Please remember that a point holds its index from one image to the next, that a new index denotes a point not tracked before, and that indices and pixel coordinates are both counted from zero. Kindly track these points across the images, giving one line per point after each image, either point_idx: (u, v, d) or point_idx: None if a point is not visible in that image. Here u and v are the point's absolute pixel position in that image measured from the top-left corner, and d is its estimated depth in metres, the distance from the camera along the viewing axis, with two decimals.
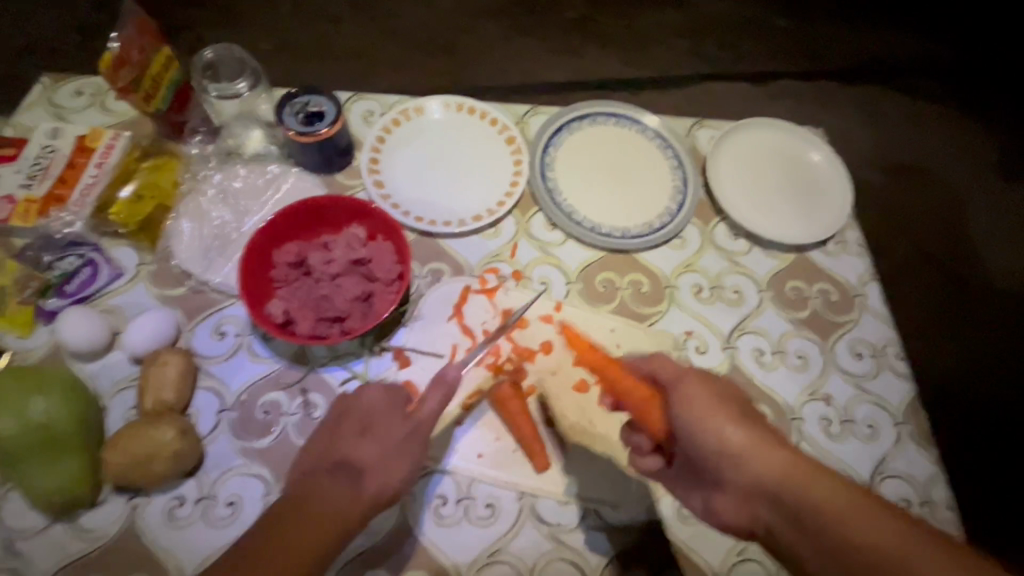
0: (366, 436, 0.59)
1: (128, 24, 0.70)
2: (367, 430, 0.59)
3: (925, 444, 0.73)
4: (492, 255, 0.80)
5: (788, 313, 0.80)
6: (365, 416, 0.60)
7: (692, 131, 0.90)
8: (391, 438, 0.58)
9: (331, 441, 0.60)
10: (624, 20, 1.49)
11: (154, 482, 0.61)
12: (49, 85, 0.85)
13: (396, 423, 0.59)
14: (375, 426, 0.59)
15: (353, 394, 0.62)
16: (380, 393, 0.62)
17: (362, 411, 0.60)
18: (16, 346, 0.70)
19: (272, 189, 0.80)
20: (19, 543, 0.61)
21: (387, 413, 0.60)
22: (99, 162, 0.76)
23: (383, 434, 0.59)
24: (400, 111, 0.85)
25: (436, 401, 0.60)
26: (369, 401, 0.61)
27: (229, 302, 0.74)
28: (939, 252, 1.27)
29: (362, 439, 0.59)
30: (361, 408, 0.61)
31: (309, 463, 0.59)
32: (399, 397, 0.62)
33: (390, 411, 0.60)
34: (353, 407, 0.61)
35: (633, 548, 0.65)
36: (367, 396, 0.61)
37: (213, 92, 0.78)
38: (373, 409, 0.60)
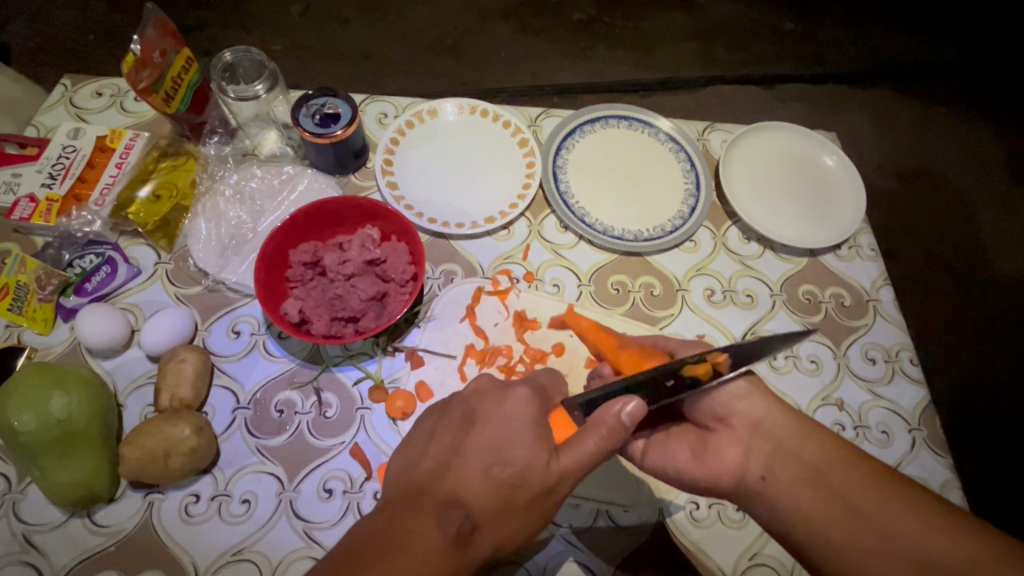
0: (495, 469, 0.52)
1: (150, 25, 0.71)
2: (496, 465, 0.52)
3: (939, 450, 0.73)
4: (504, 257, 0.80)
5: (801, 317, 0.80)
6: (501, 444, 0.53)
7: (703, 135, 0.91)
8: (527, 485, 0.51)
9: (451, 464, 0.53)
10: (634, 23, 1.50)
11: (170, 478, 0.62)
12: (69, 86, 0.87)
13: (539, 465, 0.52)
14: (512, 460, 0.52)
15: (498, 408, 0.55)
16: (525, 410, 0.55)
17: (498, 435, 0.54)
18: (35, 343, 0.70)
19: (288, 189, 0.81)
20: (37, 538, 0.62)
21: (533, 447, 0.52)
22: (119, 162, 0.78)
23: (513, 473, 0.52)
24: (413, 113, 0.86)
25: (594, 443, 0.52)
26: (509, 423, 0.54)
27: (245, 301, 0.75)
28: (952, 256, 1.26)
29: (488, 475, 0.52)
30: (502, 430, 0.54)
31: (423, 483, 0.52)
32: (543, 424, 0.55)
33: (536, 443, 0.53)
34: (485, 430, 0.54)
35: (645, 550, 0.65)
36: (508, 412, 0.55)
37: (231, 93, 0.76)
38: (511, 436, 0.53)
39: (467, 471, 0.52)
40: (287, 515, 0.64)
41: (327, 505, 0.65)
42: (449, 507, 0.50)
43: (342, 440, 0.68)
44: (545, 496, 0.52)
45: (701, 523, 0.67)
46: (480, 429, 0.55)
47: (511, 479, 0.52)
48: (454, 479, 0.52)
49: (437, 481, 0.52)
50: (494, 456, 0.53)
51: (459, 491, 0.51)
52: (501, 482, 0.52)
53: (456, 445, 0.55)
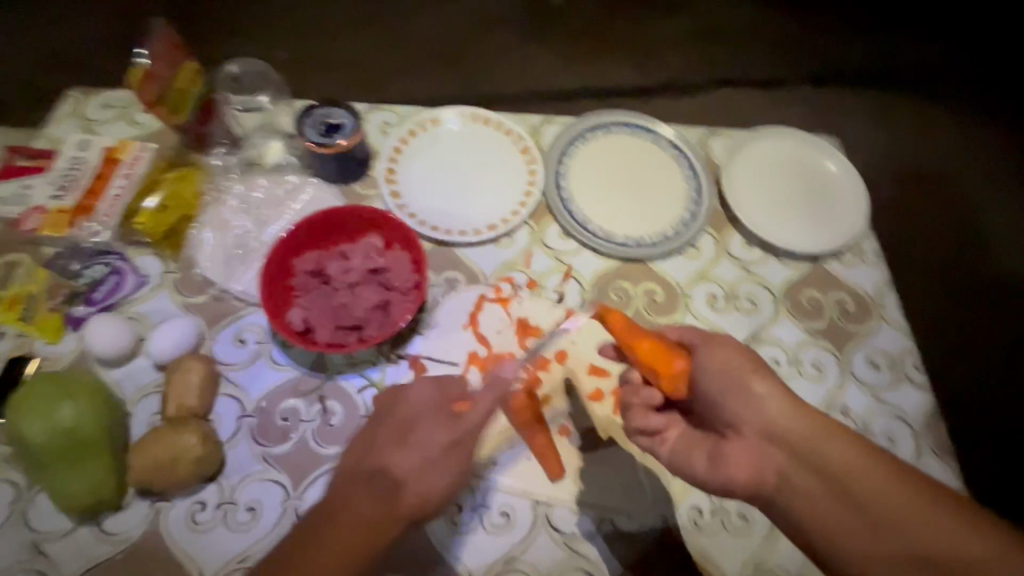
0: (408, 439, 0.58)
1: (158, 40, 0.73)
2: (407, 434, 0.58)
3: (945, 456, 0.73)
4: (507, 264, 0.80)
5: (804, 322, 0.80)
6: (409, 418, 0.59)
7: (706, 141, 0.91)
8: (430, 446, 0.57)
9: (371, 444, 0.59)
10: (635, 27, 1.50)
11: (176, 487, 0.63)
12: (77, 99, 0.88)
13: (439, 429, 0.58)
14: (417, 429, 0.58)
15: (402, 391, 0.62)
16: (429, 390, 0.61)
17: (406, 413, 0.60)
18: (44, 352, 0.71)
19: (292, 199, 0.82)
20: (46, 545, 0.63)
21: (433, 416, 0.59)
22: (126, 172, 0.79)
23: (425, 440, 0.57)
24: (416, 122, 0.87)
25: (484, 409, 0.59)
26: (414, 402, 0.60)
27: (250, 310, 0.75)
28: (957, 259, 1.25)
29: (403, 446, 0.58)
30: (413, 407, 0.60)
31: (352, 462, 0.59)
32: (446, 396, 0.61)
33: (434, 414, 0.59)
34: (397, 409, 0.61)
35: (648, 558, 0.65)
36: (415, 393, 0.61)
37: None
38: (418, 413, 0.60)
39: (383, 443, 0.59)
40: (292, 523, 0.65)
41: None
42: (376, 477, 0.57)
43: (346, 447, 0.68)
44: (458, 452, 0.58)
45: (704, 531, 0.67)
46: (399, 406, 0.61)
47: (418, 445, 0.57)
48: (376, 453, 0.58)
49: (365, 456, 0.59)
50: (401, 431, 0.59)
51: (382, 463, 0.57)
52: (414, 447, 0.57)
53: (381, 420, 0.61)
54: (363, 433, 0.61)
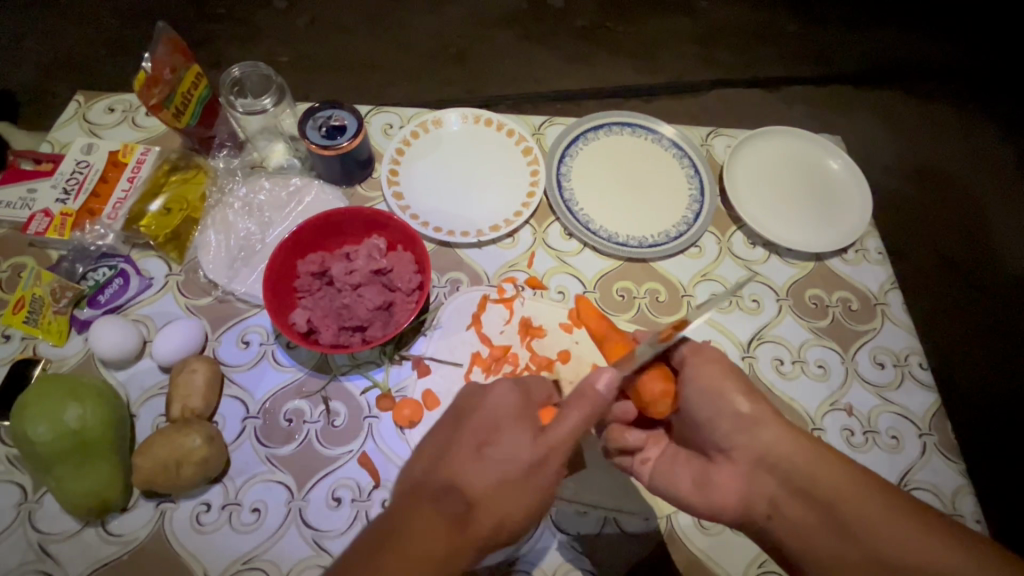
0: (486, 451, 0.55)
1: (160, 44, 0.73)
2: (487, 447, 0.55)
3: (950, 455, 0.72)
4: (509, 264, 0.80)
5: (808, 321, 0.79)
6: (489, 427, 0.56)
7: (707, 140, 0.91)
8: (514, 460, 0.54)
9: (445, 455, 0.56)
10: (637, 28, 1.50)
11: (181, 488, 0.63)
12: (82, 103, 0.89)
13: (524, 442, 0.55)
14: (500, 441, 0.55)
15: (482, 397, 0.59)
16: (511, 397, 0.58)
17: (489, 419, 0.57)
18: (50, 354, 0.72)
19: (295, 201, 0.82)
20: (51, 547, 0.63)
21: (517, 427, 0.56)
22: (131, 176, 0.80)
23: (506, 454, 0.54)
24: (418, 123, 0.87)
25: (578, 417, 0.54)
26: (495, 413, 0.57)
27: (253, 311, 0.76)
28: (962, 257, 1.25)
29: (483, 457, 0.55)
30: (490, 415, 0.57)
31: (425, 475, 0.55)
32: (530, 406, 0.58)
33: (518, 424, 0.56)
34: (475, 419, 0.57)
35: (653, 558, 0.65)
36: (495, 399, 0.58)
37: (240, 108, 0.78)
38: (498, 421, 0.57)
39: (461, 457, 0.55)
40: (296, 524, 0.65)
41: (336, 514, 0.65)
42: (446, 492, 0.53)
43: (350, 448, 0.69)
44: (540, 471, 0.54)
45: (709, 530, 0.67)
46: (477, 415, 0.58)
47: (501, 459, 0.54)
48: (451, 466, 0.55)
49: (438, 468, 0.55)
50: (481, 444, 0.56)
51: (453, 478, 0.54)
52: (499, 463, 0.54)
53: (453, 431, 0.58)
54: (433, 448, 0.58)
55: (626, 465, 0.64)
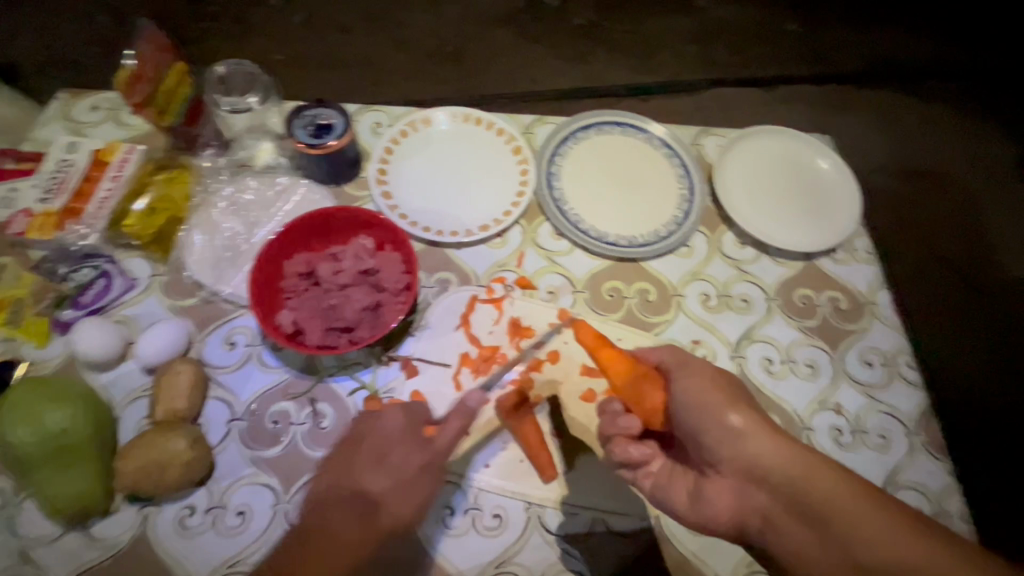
0: (384, 462, 0.61)
1: (145, 42, 0.72)
2: (384, 458, 0.61)
3: (938, 454, 0.73)
4: (499, 264, 0.80)
5: (797, 321, 0.79)
6: (382, 444, 0.62)
7: (698, 139, 0.91)
8: (406, 467, 0.61)
9: (347, 466, 0.62)
10: (630, 27, 1.50)
11: (166, 491, 0.62)
12: (66, 100, 0.87)
13: (413, 453, 0.61)
14: (391, 454, 0.61)
15: (375, 419, 0.65)
16: (398, 418, 0.64)
17: (378, 436, 0.63)
18: (32, 356, 0.71)
19: (282, 201, 0.81)
20: (32, 552, 0.62)
21: (404, 443, 0.62)
22: (114, 176, 0.77)
23: (402, 462, 0.61)
24: (407, 122, 0.86)
25: (450, 433, 0.61)
26: (384, 430, 0.63)
27: (240, 312, 0.75)
28: (952, 257, 1.25)
29: (382, 469, 0.61)
30: (383, 434, 0.63)
31: (330, 484, 0.62)
32: (415, 422, 0.64)
33: (404, 441, 0.62)
34: (369, 437, 0.63)
35: (642, 559, 0.65)
36: (385, 420, 0.64)
37: (226, 106, 0.83)
38: (389, 436, 0.63)
39: (361, 469, 0.61)
40: (282, 527, 0.64)
41: None
42: (356, 498, 0.60)
43: None
44: (429, 475, 0.61)
45: (698, 531, 0.66)
46: (367, 436, 0.64)
47: (394, 468, 0.61)
48: (354, 478, 0.61)
49: (343, 479, 0.62)
50: (378, 455, 0.62)
51: (357, 486, 0.61)
52: (393, 472, 0.60)
53: (351, 448, 0.63)
54: (337, 458, 0.64)
55: (629, 464, 0.64)
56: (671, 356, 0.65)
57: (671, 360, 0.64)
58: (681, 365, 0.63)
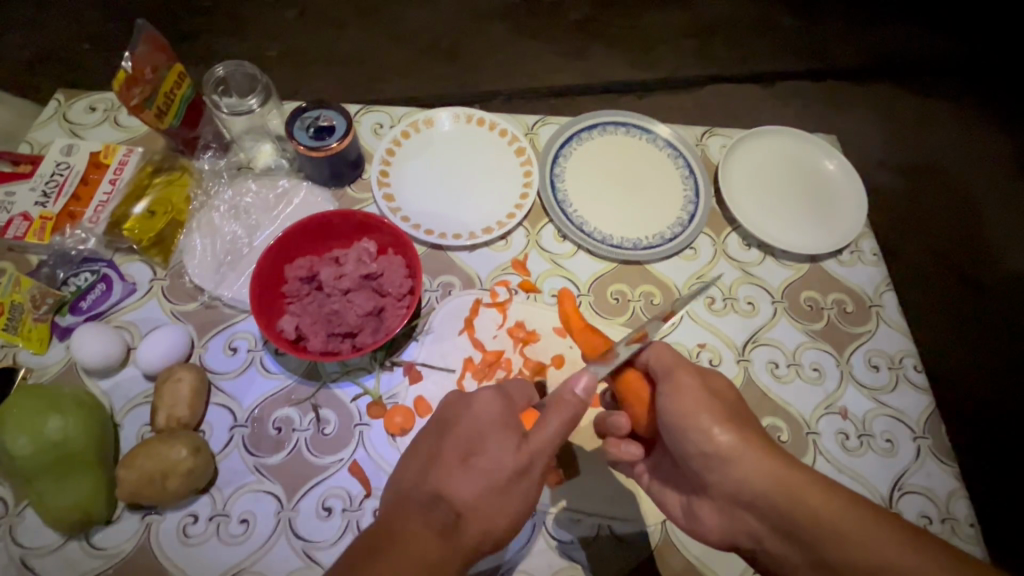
0: (471, 461, 0.53)
1: (140, 41, 0.70)
2: (472, 456, 0.54)
3: (944, 458, 0.72)
4: (502, 267, 0.79)
5: (803, 324, 0.79)
6: (475, 436, 0.55)
7: (702, 140, 0.90)
8: (499, 467, 0.53)
9: (430, 465, 0.55)
10: (632, 22, 1.49)
11: (167, 500, 0.61)
12: (62, 101, 0.86)
13: (508, 450, 0.54)
14: (486, 450, 0.54)
15: (467, 404, 0.57)
16: (496, 406, 0.56)
17: (470, 429, 0.55)
18: (30, 363, 0.70)
19: (283, 203, 0.81)
20: (34, 561, 0.62)
21: (500, 434, 0.54)
22: (112, 178, 0.78)
23: (493, 460, 0.53)
24: (409, 123, 0.85)
25: (556, 426, 0.54)
26: (478, 421, 0.55)
27: (241, 317, 0.74)
28: (956, 255, 1.25)
29: (467, 466, 0.53)
30: (473, 424, 0.55)
31: (411, 483, 0.54)
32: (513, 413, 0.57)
33: (504, 431, 0.54)
34: (460, 427, 0.56)
35: (649, 565, 0.65)
36: (481, 406, 0.56)
37: (225, 108, 0.76)
38: (483, 428, 0.55)
39: (449, 465, 0.54)
40: (286, 534, 0.64)
41: (326, 524, 0.64)
42: (436, 503, 0.52)
43: (340, 457, 0.67)
44: (522, 477, 0.54)
45: None
46: (455, 426, 0.56)
47: (484, 469, 0.53)
48: (438, 476, 0.53)
49: (421, 479, 0.54)
50: (465, 453, 0.54)
51: (442, 487, 0.53)
52: (481, 471, 0.53)
53: (436, 438, 0.56)
54: (415, 459, 0.56)
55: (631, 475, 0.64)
56: (667, 360, 0.59)
57: (664, 367, 0.59)
58: (668, 375, 0.58)
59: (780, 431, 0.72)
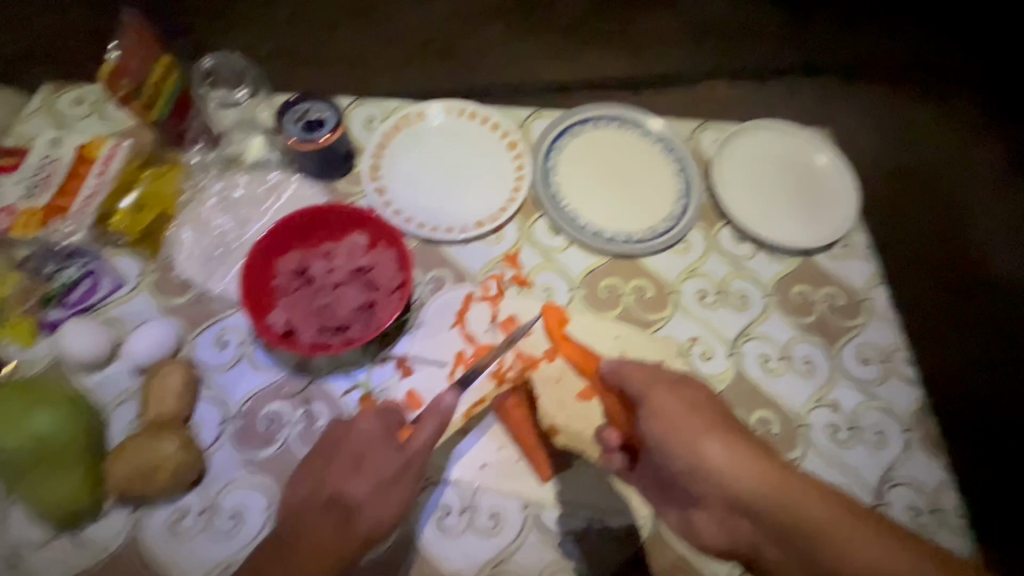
0: (362, 467, 0.57)
1: (125, 35, 0.71)
2: (363, 462, 0.57)
3: (934, 450, 0.72)
4: (494, 261, 0.79)
5: (794, 318, 0.79)
6: (360, 447, 0.58)
7: (696, 133, 0.89)
8: (383, 471, 0.56)
9: (325, 471, 0.58)
10: (626, 18, 1.48)
11: (156, 495, 0.61)
12: (48, 94, 0.85)
13: (391, 456, 0.57)
14: (372, 458, 0.57)
15: (347, 423, 0.60)
16: (374, 424, 0.59)
17: (356, 442, 0.58)
18: (20, 356, 0.70)
19: (273, 197, 0.80)
20: (22, 557, 0.61)
21: (381, 446, 0.57)
22: (99, 171, 0.71)
23: (378, 465, 0.56)
24: (400, 116, 0.85)
25: (428, 434, 0.57)
26: (361, 433, 0.58)
27: (231, 311, 0.73)
28: (947, 251, 1.25)
29: (358, 474, 0.57)
30: (360, 438, 0.58)
31: (305, 494, 0.58)
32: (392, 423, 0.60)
33: (383, 445, 0.58)
34: (345, 441, 0.59)
35: (640, 557, 0.65)
36: (358, 425, 0.59)
37: (214, 103, 0.78)
38: (369, 439, 0.58)
39: (337, 473, 0.57)
40: None
41: None
42: (331, 505, 0.56)
43: None
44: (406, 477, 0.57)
45: None
46: (344, 437, 0.59)
47: (372, 472, 0.56)
48: (330, 482, 0.57)
49: (318, 486, 0.58)
50: (354, 460, 0.57)
51: (337, 491, 0.57)
52: (367, 475, 0.56)
53: (330, 451, 0.59)
54: (314, 468, 0.59)
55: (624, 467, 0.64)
56: (641, 378, 0.61)
57: (639, 387, 0.61)
58: (644, 395, 0.60)
59: (771, 424, 0.72)
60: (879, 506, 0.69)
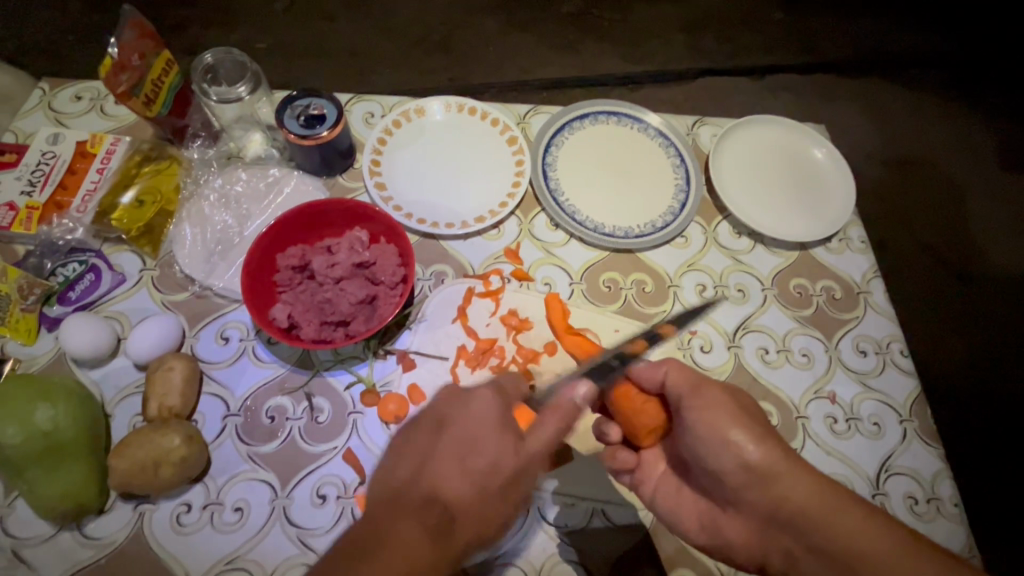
0: (469, 463, 0.54)
1: (127, 27, 0.69)
2: (469, 457, 0.55)
3: (930, 440, 0.73)
4: (494, 256, 0.79)
5: (792, 310, 0.80)
6: (469, 438, 0.56)
7: (693, 129, 0.90)
8: (493, 470, 0.54)
9: (425, 465, 0.55)
10: (622, 16, 1.49)
11: (160, 489, 0.61)
12: (47, 90, 0.85)
13: (506, 451, 0.55)
14: (483, 450, 0.55)
15: (465, 403, 0.58)
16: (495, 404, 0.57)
17: (465, 430, 0.56)
18: (19, 353, 0.69)
19: (274, 192, 0.80)
20: (25, 552, 0.61)
21: (500, 436, 0.55)
22: (100, 167, 0.77)
23: (488, 462, 0.54)
24: (400, 112, 0.85)
25: (556, 427, 0.56)
26: (478, 416, 0.57)
27: (232, 306, 0.74)
28: (940, 245, 1.27)
29: (464, 470, 0.54)
30: (471, 425, 0.56)
31: (402, 483, 0.54)
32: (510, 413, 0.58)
33: (500, 433, 0.56)
34: (455, 428, 0.57)
35: (642, 547, 0.65)
36: (480, 406, 0.57)
37: (214, 96, 0.75)
38: (480, 431, 0.56)
39: (442, 467, 0.54)
40: (280, 522, 0.64)
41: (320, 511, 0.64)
42: (429, 503, 0.52)
43: (334, 445, 0.67)
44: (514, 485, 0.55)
45: None
46: (453, 426, 0.57)
47: (482, 471, 0.54)
48: (430, 477, 0.54)
49: (413, 480, 0.54)
50: (461, 453, 0.55)
51: (435, 487, 0.53)
52: (474, 475, 0.54)
53: (432, 440, 0.57)
54: (410, 457, 0.56)
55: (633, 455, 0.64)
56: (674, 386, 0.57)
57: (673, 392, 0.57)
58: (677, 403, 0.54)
59: (770, 416, 0.73)
60: (877, 496, 0.70)
